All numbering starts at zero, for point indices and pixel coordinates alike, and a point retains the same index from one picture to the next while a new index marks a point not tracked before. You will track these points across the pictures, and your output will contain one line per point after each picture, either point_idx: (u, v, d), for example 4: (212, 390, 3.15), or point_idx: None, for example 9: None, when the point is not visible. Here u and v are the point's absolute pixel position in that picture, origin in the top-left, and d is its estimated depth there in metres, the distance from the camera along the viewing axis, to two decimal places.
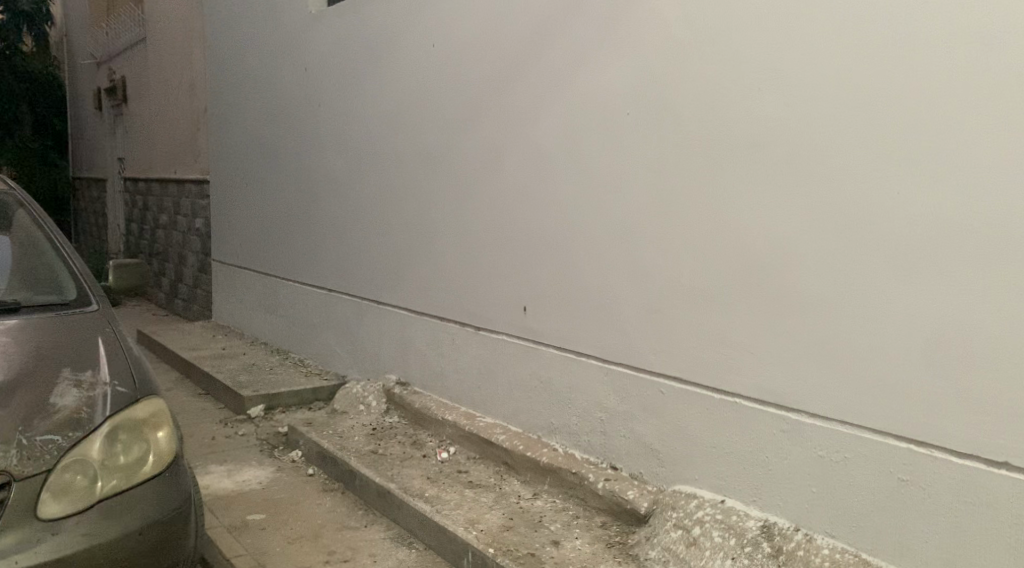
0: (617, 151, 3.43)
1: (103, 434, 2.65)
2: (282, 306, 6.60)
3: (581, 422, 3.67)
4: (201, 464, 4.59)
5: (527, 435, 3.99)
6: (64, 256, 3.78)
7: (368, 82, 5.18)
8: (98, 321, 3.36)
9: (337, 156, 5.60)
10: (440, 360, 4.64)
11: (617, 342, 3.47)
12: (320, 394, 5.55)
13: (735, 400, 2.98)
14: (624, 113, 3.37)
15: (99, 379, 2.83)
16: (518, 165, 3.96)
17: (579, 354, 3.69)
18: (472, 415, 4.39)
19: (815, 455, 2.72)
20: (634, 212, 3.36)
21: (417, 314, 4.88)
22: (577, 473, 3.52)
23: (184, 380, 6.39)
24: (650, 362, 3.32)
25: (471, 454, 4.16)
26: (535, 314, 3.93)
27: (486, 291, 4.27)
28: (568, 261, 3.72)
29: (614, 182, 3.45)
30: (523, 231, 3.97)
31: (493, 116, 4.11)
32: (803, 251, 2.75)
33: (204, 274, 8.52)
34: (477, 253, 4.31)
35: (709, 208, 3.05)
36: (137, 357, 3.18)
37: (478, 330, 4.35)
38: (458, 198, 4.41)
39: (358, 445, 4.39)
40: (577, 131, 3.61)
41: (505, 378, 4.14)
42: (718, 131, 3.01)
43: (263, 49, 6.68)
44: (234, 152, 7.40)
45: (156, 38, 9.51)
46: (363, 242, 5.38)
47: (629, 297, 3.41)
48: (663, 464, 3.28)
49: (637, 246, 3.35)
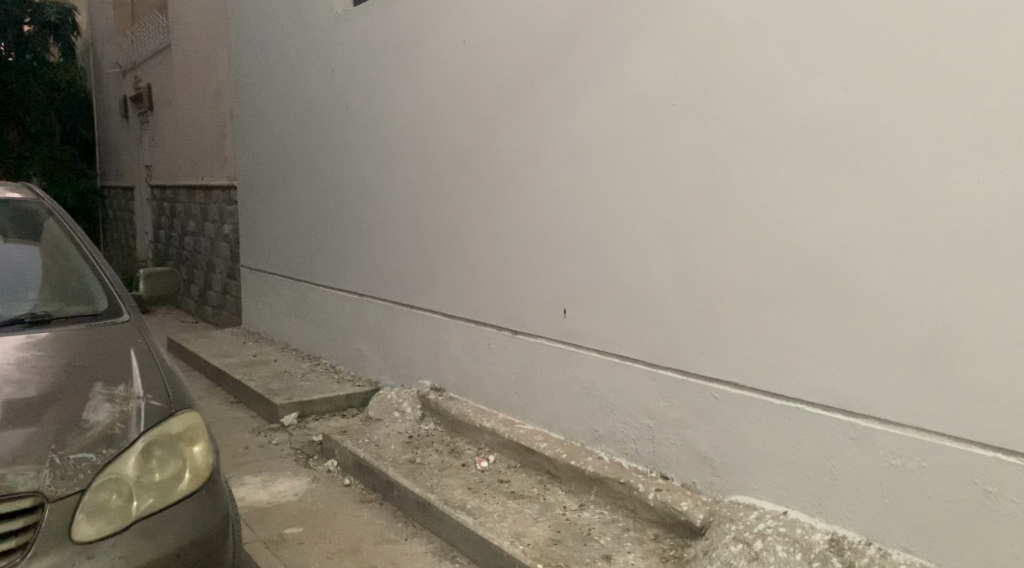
0: (661, 145, 3.27)
1: (137, 451, 2.55)
2: (312, 311, 6.51)
3: (628, 429, 3.52)
4: (236, 475, 4.50)
5: (570, 443, 3.85)
6: (93, 266, 3.69)
7: (396, 82, 5.07)
8: (129, 331, 3.27)
9: (366, 158, 5.50)
10: (476, 365, 4.51)
11: (665, 345, 3.32)
12: (353, 400, 5.46)
13: (796, 406, 2.81)
14: (668, 105, 3.22)
15: (133, 393, 2.73)
16: (556, 163, 3.82)
17: (623, 358, 3.53)
18: (511, 421, 4.25)
19: (888, 464, 2.54)
20: (680, 210, 3.20)
21: (451, 318, 4.75)
22: (626, 483, 3.37)
23: (215, 389, 6.32)
24: (701, 366, 3.17)
25: (511, 462, 4.02)
26: (575, 317, 3.78)
27: (522, 294, 4.13)
28: (609, 262, 3.57)
29: (658, 178, 3.29)
30: (561, 232, 3.83)
31: (528, 114, 3.97)
32: (869, 246, 2.58)
33: (232, 280, 8.47)
34: (513, 254, 4.18)
35: (762, 203, 2.89)
36: (170, 368, 3.08)
37: (515, 334, 4.21)
38: (492, 199, 4.28)
39: (394, 453, 4.27)
40: (617, 126, 3.46)
41: (545, 383, 4.00)
42: (771, 122, 2.85)
43: (288, 52, 6.60)
44: (261, 157, 7.33)
45: (180, 45, 9.49)
46: (394, 245, 5.27)
47: (676, 298, 3.25)
48: (718, 473, 3.12)
49: (685, 244, 3.20)
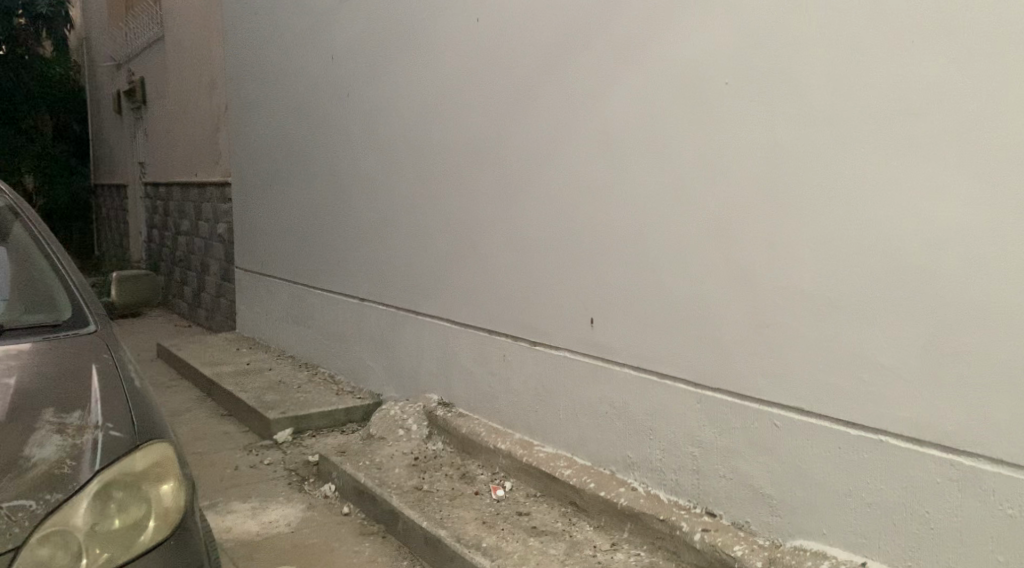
0: (711, 131, 2.83)
1: (90, 496, 2.10)
2: (310, 317, 6.08)
3: (667, 457, 3.08)
4: (223, 501, 4.05)
5: (598, 470, 3.40)
6: (59, 269, 3.24)
7: (403, 67, 4.63)
8: (96, 345, 2.83)
9: (369, 150, 5.07)
10: (489, 378, 4.08)
11: (713, 363, 2.88)
12: (353, 415, 5.03)
13: (880, 438, 2.36)
14: (722, 83, 2.78)
15: (89, 423, 2.30)
16: (585, 154, 3.39)
17: (661, 376, 3.10)
18: (529, 443, 3.81)
19: (1001, 513, 2.10)
20: (734, 206, 2.77)
21: (461, 325, 4.31)
22: (667, 520, 2.93)
23: (205, 400, 5.88)
24: (758, 387, 2.73)
25: (530, 491, 3.58)
26: (605, 327, 3.35)
27: (543, 300, 3.69)
28: (647, 266, 3.13)
29: (705, 169, 2.86)
30: (589, 232, 3.40)
31: (552, 99, 3.54)
32: (977, 250, 2.14)
33: (226, 283, 8.04)
34: (532, 258, 3.75)
35: (837, 197, 2.46)
36: (139, 388, 2.65)
37: (534, 345, 3.77)
38: (510, 195, 3.85)
39: (399, 478, 3.83)
40: (658, 110, 3.03)
41: (569, 402, 3.56)
42: (850, 100, 2.41)
43: (287, 39, 6.19)
44: (257, 151, 6.90)
45: (174, 35, 9.07)
46: (400, 247, 4.84)
47: (728, 308, 2.82)
48: (778, 513, 2.67)
49: (739, 246, 2.76)
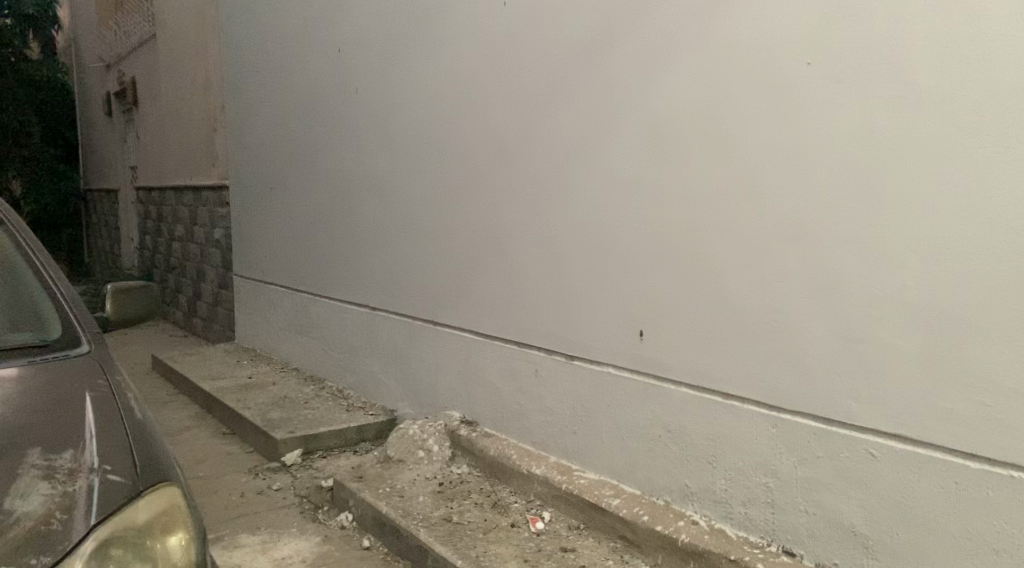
0: (789, 119, 2.51)
1: (83, 558, 1.73)
2: (316, 327, 5.72)
3: (735, 488, 2.76)
4: (229, 533, 3.69)
5: (650, 500, 3.06)
6: (45, 280, 2.87)
7: (419, 58, 4.31)
8: (88, 369, 2.48)
9: (380, 147, 4.73)
10: (519, 395, 3.74)
11: (792, 382, 2.55)
12: (366, 434, 4.67)
13: (1010, 473, 2.04)
14: (803, 65, 2.46)
15: (82, 465, 1.96)
16: (633, 148, 3.05)
17: (727, 398, 2.77)
18: (567, 468, 3.46)
19: None
20: (817, 202, 2.45)
21: (486, 336, 3.97)
22: (740, 561, 2.59)
23: (205, 418, 5.51)
24: (848, 411, 2.40)
25: (573, 523, 3.23)
26: (656, 341, 3.01)
27: (582, 309, 3.35)
28: (707, 273, 2.80)
29: (781, 162, 2.54)
30: (636, 235, 3.07)
31: (592, 90, 3.22)
32: None
33: (224, 291, 7.67)
34: (569, 265, 3.41)
35: (952, 192, 2.14)
36: (142, 420, 2.30)
37: (571, 360, 3.43)
38: (542, 196, 3.52)
39: (424, 507, 3.47)
40: (721, 96, 2.71)
41: (613, 423, 3.22)
42: (966, 82, 2.10)
43: (288, 32, 5.84)
44: (256, 153, 6.55)
45: (166, 32, 8.70)
46: (415, 252, 4.50)
47: (810, 320, 2.49)
48: (876, 555, 2.36)
49: (827, 249, 2.43)
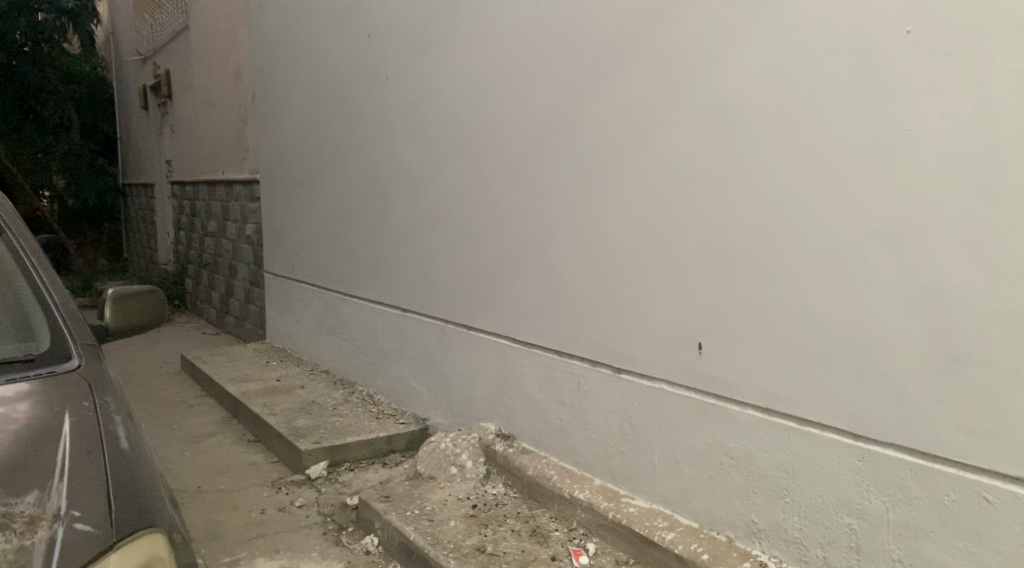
0: (882, 97, 2.12)
1: None
2: (346, 327, 5.45)
3: (811, 528, 2.38)
4: (246, 557, 3.41)
5: (709, 535, 2.70)
6: (36, 283, 2.61)
7: (454, 40, 3.97)
8: (71, 388, 2.19)
9: (412, 137, 4.42)
10: (560, 409, 3.39)
11: (883, 409, 2.16)
12: (396, 444, 4.37)
13: None
14: (902, 34, 2.06)
15: (47, 511, 1.67)
16: (690, 134, 2.68)
17: (802, 423, 2.39)
18: (614, 492, 3.10)
19: None
20: (917, 198, 2.05)
21: (523, 343, 3.62)
22: None
23: (230, 423, 5.27)
24: (955, 447, 2.01)
25: (620, 557, 2.87)
26: (718, 356, 2.64)
27: (631, 317, 2.98)
28: (778, 279, 2.42)
29: (869, 150, 2.15)
30: (694, 234, 2.69)
31: (645, 70, 2.85)
32: None
33: (255, 289, 7.45)
34: (615, 266, 3.05)
35: None
36: (130, 449, 2.01)
37: (618, 373, 3.07)
38: (585, 189, 3.16)
39: (455, 532, 3.15)
40: (797, 75, 2.32)
41: (668, 447, 2.86)
42: None
43: (317, 17, 5.56)
44: (286, 145, 6.29)
45: (199, 23, 8.51)
46: (448, 250, 4.18)
47: (908, 338, 2.09)
48: None
49: (928, 253, 2.04)
